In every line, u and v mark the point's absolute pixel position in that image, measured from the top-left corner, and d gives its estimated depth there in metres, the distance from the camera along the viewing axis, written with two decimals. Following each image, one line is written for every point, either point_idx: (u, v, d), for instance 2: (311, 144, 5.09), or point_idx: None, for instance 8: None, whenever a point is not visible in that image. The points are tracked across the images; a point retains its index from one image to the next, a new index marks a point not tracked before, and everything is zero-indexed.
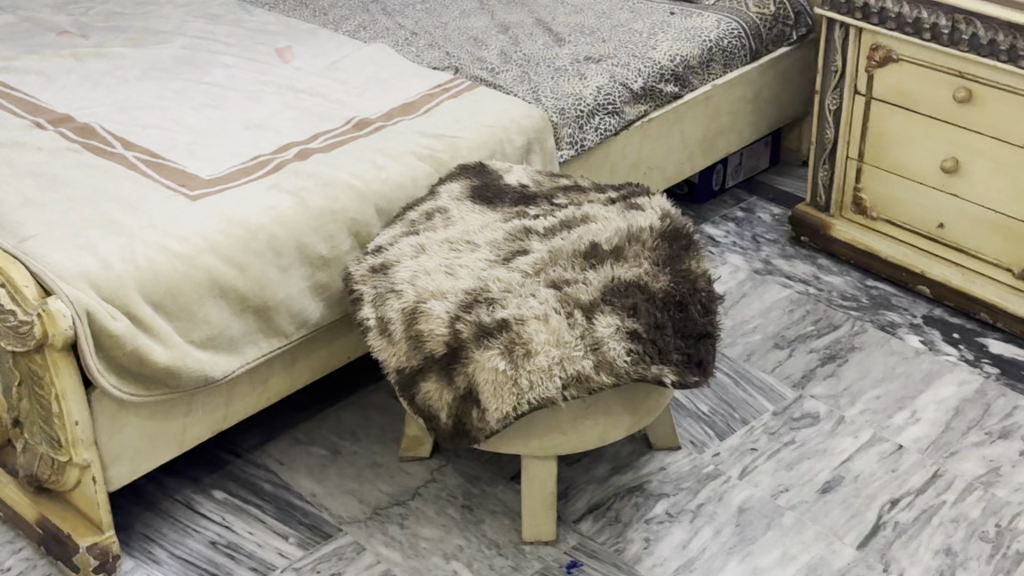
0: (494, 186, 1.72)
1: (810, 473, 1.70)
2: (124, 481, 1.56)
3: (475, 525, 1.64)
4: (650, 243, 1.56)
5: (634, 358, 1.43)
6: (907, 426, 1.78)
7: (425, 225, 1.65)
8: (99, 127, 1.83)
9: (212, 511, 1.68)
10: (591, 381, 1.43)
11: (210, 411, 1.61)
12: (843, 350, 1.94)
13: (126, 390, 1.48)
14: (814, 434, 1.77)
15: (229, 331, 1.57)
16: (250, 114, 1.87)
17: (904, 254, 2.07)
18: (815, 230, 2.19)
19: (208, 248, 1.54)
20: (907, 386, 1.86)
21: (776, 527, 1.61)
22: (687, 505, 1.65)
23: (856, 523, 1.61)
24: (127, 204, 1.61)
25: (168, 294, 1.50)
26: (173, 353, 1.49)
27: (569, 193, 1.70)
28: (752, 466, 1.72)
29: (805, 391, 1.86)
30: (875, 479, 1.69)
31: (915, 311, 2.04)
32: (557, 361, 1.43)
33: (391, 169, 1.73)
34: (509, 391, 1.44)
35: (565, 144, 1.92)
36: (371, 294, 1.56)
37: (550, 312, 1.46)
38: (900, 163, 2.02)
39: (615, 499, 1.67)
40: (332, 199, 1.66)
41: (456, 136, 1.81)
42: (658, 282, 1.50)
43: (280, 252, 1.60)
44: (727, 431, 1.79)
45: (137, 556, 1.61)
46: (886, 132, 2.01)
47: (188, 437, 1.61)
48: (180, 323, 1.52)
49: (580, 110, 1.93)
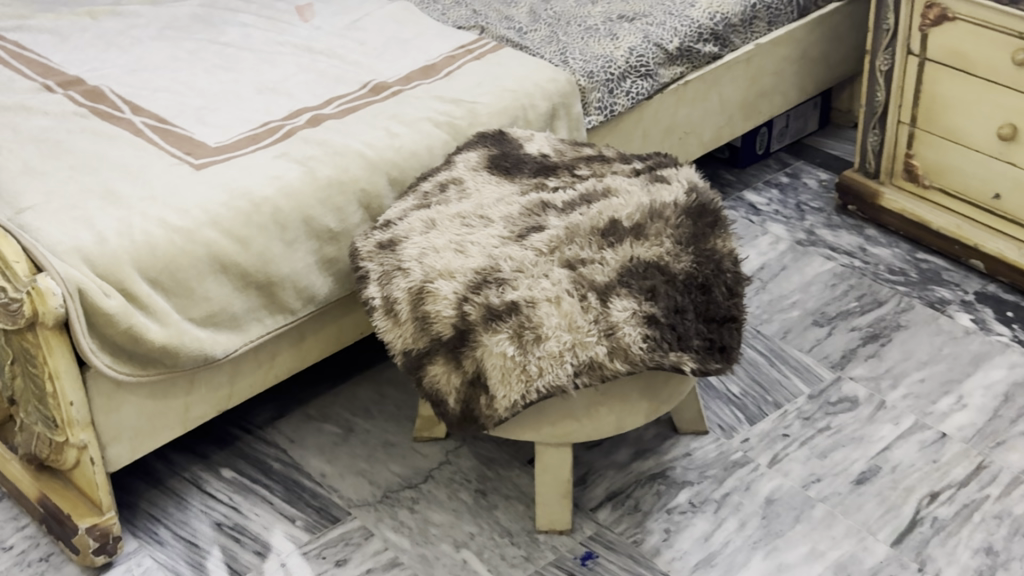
0: (514, 155, 1.63)
1: (844, 462, 1.60)
2: (124, 462, 1.51)
3: (488, 511, 1.57)
4: (674, 220, 1.47)
5: (650, 346, 1.35)
6: (952, 412, 1.68)
7: (437, 198, 1.56)
8: (108, 90, 1.77)
9: (219, 491, 1.62)
10: (605, 369, 1.35)
11: (214, 390, 1.55)
12: (887, 329, 1.83)
13: (121, 370, 1.42)
14: (851, 419, 1.67)
15: (231, 309, 1.50)
16: (263, 77, 1.80)
17: (957, 226, 1.94)
18: (862, 198, 2.07)
19: (209, 221, 1.48)
20: (954, 369, 1.75)
21: (806, 520, 1.52)
22: (711, 495, 1.57)
23: (891, 518, 1.52)
24: (128, 174, 1.55)
25: (166, 270, 1.43)
26: (170, 332, 1.43)
27: (592, 164, 1.61)
28: (783, 453, 1.63)
29: (844, 372, 1.75)
30: (914, 470, 1.59)
31: (967, 287, 1.91)
32: (569, 347, 1.35)
33: (406, 137, 1.65)
34: (518, 377, 1.36)
35: (594, 110, 1.82)
36: (377, 272, 1.49)
37: (563, 294, 1.38)
38: (955, 129, 1.89)
39: (636, 486, 1.59)
40: (342, 169, 1.58)
41: (475, 101, 1.72)
42: (679, 263, 1.42)
43: (285, 225, 1.53)
44: (757, 415, 1.69)
45: (140, 537, 1.56)
46: (939, 95, 1.89)
47: (192, 417, 1.55)
48: (177, 300, 1.45)
49: (610, 73, 1.83)
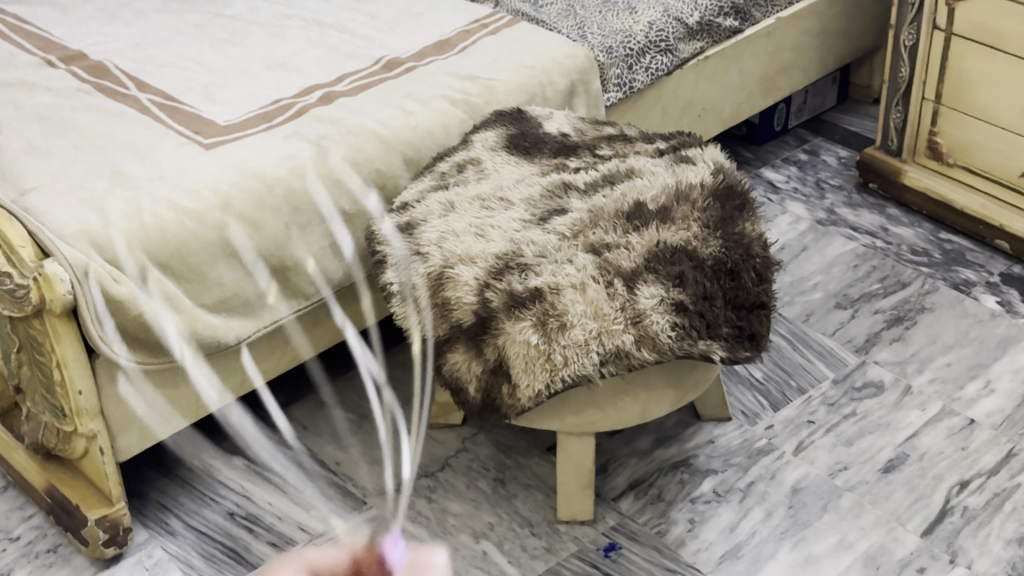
0: (533, 134, 1.59)
1: (871, 450, 1.57)
2: (134, 451, 1.47)
3: (508, 501, 1.53)
4: (701, 203, 1.42)
5: (679, 334, 1.31)
6: (980, 398, 1.64)
7: (455, 178, 1.52)
8: (112, 65, 1.72)
9: (231, 479, 1.58)
10: (632, 358, 1.31)
11: (226, 377, 1.51)
12: (912, 312, 1.79)
13: (132, 358, 1.37)
14: (877, 406, 1.63)
15: (244, 294, 1.45)
16: (272, 52, 1.74)
17: (982, 205, 1.89)
18: (884, 176, 2.03)
19: (220, 204, 1.43)
20: (981, 352, 1.71)
21: (833, 510, 1.49)
22: (736, 484, 1.53)
23: (921, 507, 1.49)
24: (136, 154, 1.50)
25: (176, 254, 1.38)
26: (184, 320, 1.39)
27: (614, 143, 1.56)
28: (808, 441, 1.59)
29: (869, 357, 1.71)
30: (943, 458, 1.55)
31: (992, 268, 1.87)
32: (595, 335, 1.31)
33: (421, 115, 1.60)
34: (542, 366, 1.31)
35: (613, 86, 1.77)
36: (395, 256, 1.44)
37: (588, 280, 1.34)
38: (981, 106, 1.84)
39: (658, 475, 1.55)
40: (357, 149, 1.54)
41: (492, 78, 1.67)
42: (707, 247, 1.37)
43: (298, 207, 1.48)
44: (781, 401, 1.65)
45: (151, 528, 1.52)
46: (965, 71, 1.84)
47: (203, 404, 1.51)
48: (189, 286, 1.40)
49: (629, 48, 1.78)
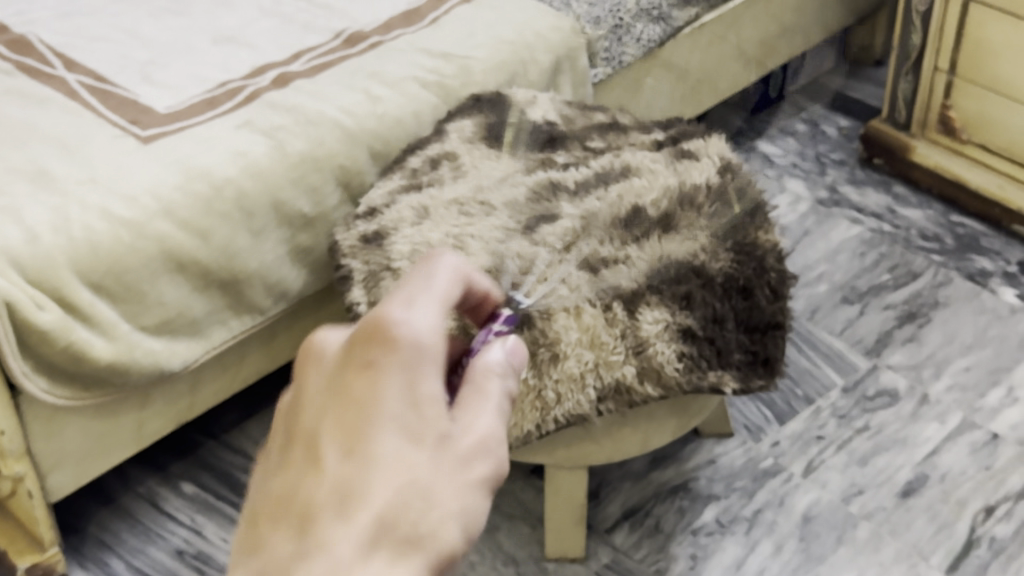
0: (516, 123, 1.41)
1: (888, 470, 1.42)
2: (68, 489, 1.30)
3: (490, 534, 1.38)
4: (708, 209, 1.26)
5: (686, 366, 1.16)
6: (1003, 407, 1.49)
7: (429, 176, 1.34)
8: (36, 39, 1.51)
9: (179, 511, 1.41)
10: (633, 394, 1.16)
11: (171, 403, 1.34)
12: (925, 308, 1.64)
13: (59, 395, 1.20)
14: (892, 418, 1.49)
15: (190, 312, 1.28)
16: (220, 23, 1.54)
17: (1000, 186, 1.74)
18: (891, 151, 1.88)
19: (162, 211, 1.23)
20: (1002, 354, 1.57)
21: (849, 542, 1.34)
22: (741, 512, 1.39)
23: (944, 538, 1.34)
24: (60, 149, 1.28)
25: (111, 272, 1.19)
26: (118, 348, 1.21)
27: (607, 134, 1.39)
28: (818, 460, 1.45)
29: (881, 360, 1.57)
30: (966, 479, 1.41)
31: (1009, 256, 1.72)
32: (592, 368, 1.16)
33: (389, 100, 1.41)
34: (532, 404, 1.16)
35: (600, 60, 1.60)
36: (362, 271, 1.25)
37: (583, 303, 1.17)
38: (1001, 79, 1.67)
39: (655, 502, 1.41)
40: (317, 142, 1.34)
41: (467, 56, 1.48)
42: (718, 262, 1.21)
43: (252, 213, 1.30)
44: (787, 413, 1.52)
45: (89, 569, 1.34)
46: (985, 42, 1.67)
47: (146, 434, 1.35)
48: (126, 307, 1.22)
49: (619, 17, 1.60)
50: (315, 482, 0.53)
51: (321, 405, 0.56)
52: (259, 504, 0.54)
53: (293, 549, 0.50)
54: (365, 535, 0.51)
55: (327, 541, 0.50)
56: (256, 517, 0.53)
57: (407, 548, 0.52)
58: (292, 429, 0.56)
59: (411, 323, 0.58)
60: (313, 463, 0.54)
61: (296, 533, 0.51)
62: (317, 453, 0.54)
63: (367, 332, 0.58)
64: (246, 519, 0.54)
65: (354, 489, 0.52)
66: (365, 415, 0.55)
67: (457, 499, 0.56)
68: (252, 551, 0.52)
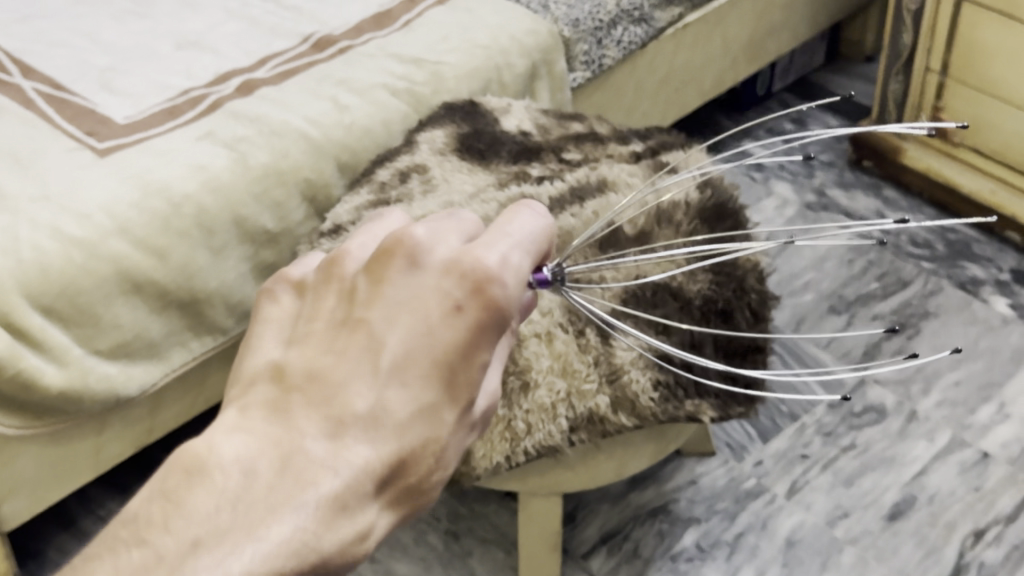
0: (489, 133, 1.36)
1: (874, 492, 1.38)
2: (22, 516, 1.26)
3: (462, 560, 1.34)
4: (686, 227, 1.20)
5: (662, 395, 1.10)
6: (994, 425, 1.45)
7: (398, 191, 1.28)
8: None
9: None
10: (607, 424, 1.11)
11: (130, 427, 1.30)
12: (914, 319, 1.59)
13: (10, 424, 1.16)
14: (879, 436, 1.45)
15: (147, 334, 1.24)
16: (183, 27, 1.48)
17: (992, 191, 1.69)
18: (880, 153, 1.83)
19: (116, 229, 1.17)
20: (994, 368, 1.52)
21: (833, 568, 1.29)
22: (722, 537, 1.34)
23: (932, 564, 1.29)
24: (14, 164, 1.21)
25: (63, 294, 1.13)
26: (70, 374, 1.16)
27: (583, 145, 1.34)
28: (802, 481, 1.40)
29: (868, 374, 1.54)
30: (955, 501, 1.36)
31: (1002, 263, 1.68)
32: (565, 397, 1.11)
33: (357, 110, 1.36)
34: (501, 435, 1.11)
35: (579, 64, 1.57)
36: None
37: (554, 329, 1.13)
38: (994, 81, 1.62)
39: (634, 525, 1.37)
40: (280, 153, 1.29)
41: (440, 61, 1.42)
42: (696, 284, 1.15)
43: (211, 230, 1.24)
44: (771, 430, 1.48)
45: None
46: (978, 42, 1.61)
47: (104, 458, 1.31)
48: (80, 331, 1.17)
49: (599, 19, 1.56)
50: (354, 390, 0.59)
51: (389, 304, 0.60)
52: (296, 365, 0.60)
53: (309, 454, 0.57)
54: (371, 463, 0.59)
55: (343, 456, 0.58)
56: (291, 378, 0.60)
57: (396, 474, 0.61)
58: (354, 307, 0.61)
59: (503, 277, 0.60)
60: (359, 364, 0.59)
61: (319, 435, 0.58)
62: (364, 358, 0.59)
63: (465, 269, 0.59)
64: (283, 370, 0.61)
65: (383, 422, 0.59)
66: (422, 352, 0.59)
67: (451, 454, 0.63)
68: (275, 415, 0.59)
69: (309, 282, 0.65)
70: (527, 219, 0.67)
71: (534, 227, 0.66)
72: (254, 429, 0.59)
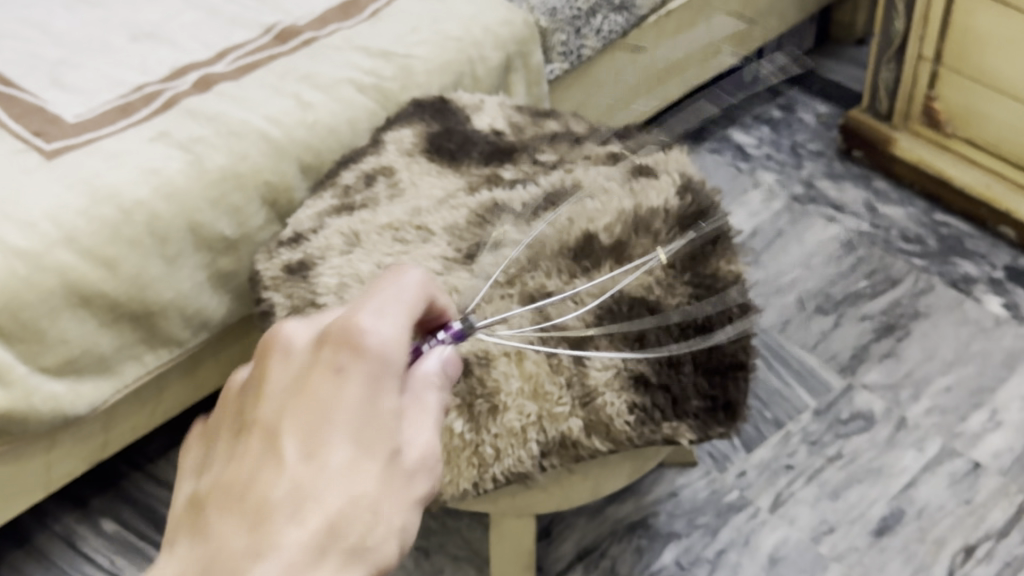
0: (459, 133, 1.29)
1: (861, 505, 1.32)
2: None
3: None
4: (665, 235, 1.13)
5: (638, 419, 1.02)
6: (985, 433, 1.39)
7: (363, 196, 1.22)
8: None
9: (97, 552, 1.31)
10: (580, 448, 1.02)
11: (83, 442, 1.26)
12: (904, 319, 1.55)
13: None
14: (866, 444, 1.40)
15: (96, 349, 1.18)
16: (139, 16, 1.40)
17: (987, 185, 1.67)
18: (870, 144, 1.79)
19: (64, 239, 1.10)
20: (985, 372, 1.47)
21: None
22: (703, 553, 1.29)
23: None
24: None
25: (5, 310, 1.07)
26: (14, 395, 1.11)
27: (558, 146, 1.28)
28: (787, 493, 1.35)
29: (856, 378, 1.48)
30: (945, 514, 1.31)
31: (995, 260, 1.65)
32: (535, 420, 1.03)
33: (322, 108, 1.29)
34: (467, 460, 1.02)
35: (556, 55, 1.54)
36: (285, 305, 1.13)
37: (525, 347, 1.06)
38: (988, 71, 1.59)
39: (611, 541, 1.32)
40: (240, 155, 1.22)
41: (409, 55, 1.37)
42: (674, 298, 1.08)
43: (165, 238, 1.18)
44: (755, 439, 1.42)
45: None
46: (972, 32, 1.57)
47: (57, 474, 1.26)
48: (25, 347, 1.11)
49: (576, 8, 1.50)
50: (265, 478, 0.56)
51: (275, 393, 0.59)
52: (205, 486, 0.58)
53: (236, 545, 0.54)
54: (307, 541, 0.54)
55: (279, 539, 0.54)
56: (202, 500, 0.57)
57: (343, 552, 0.56)
58: (245, 417, 0.60)
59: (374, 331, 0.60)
60: (263, 456, 0.57)
61: (239, 531, 0.55)
62: (266, 448, 0.57)
63: (332, 335, 0.60)
64: (194, 498, 0.58)
65: (309, 492, 0.56)
66: (319, 420, 0.57)
67: (401, 514, 0.60)
68: (195, 536, 0.56)
69: (209, 426, 0.64)
70: (398, 283, 0.67)
71: (410, 287, 0.67)
72: (178, 556, 0.56)
